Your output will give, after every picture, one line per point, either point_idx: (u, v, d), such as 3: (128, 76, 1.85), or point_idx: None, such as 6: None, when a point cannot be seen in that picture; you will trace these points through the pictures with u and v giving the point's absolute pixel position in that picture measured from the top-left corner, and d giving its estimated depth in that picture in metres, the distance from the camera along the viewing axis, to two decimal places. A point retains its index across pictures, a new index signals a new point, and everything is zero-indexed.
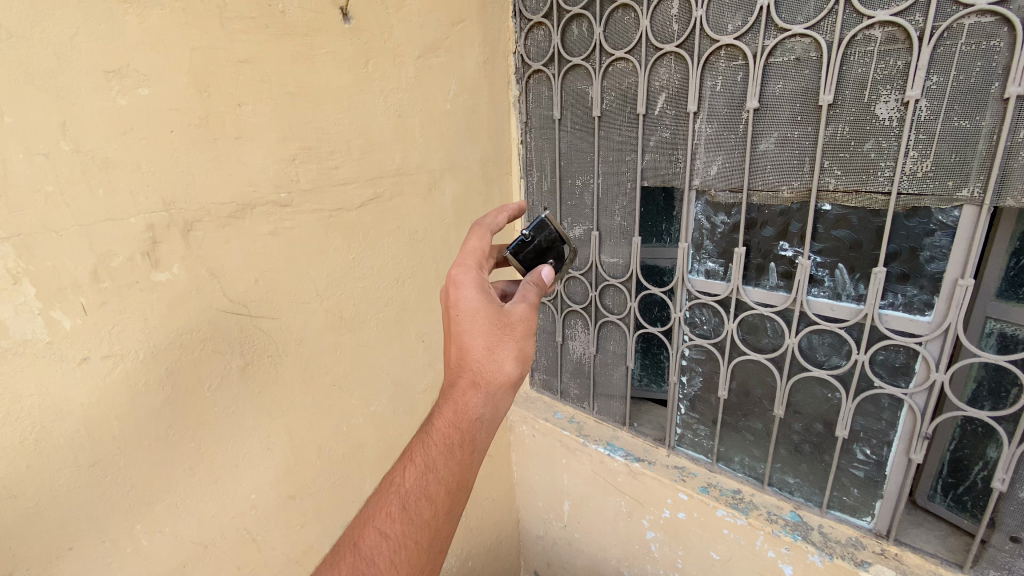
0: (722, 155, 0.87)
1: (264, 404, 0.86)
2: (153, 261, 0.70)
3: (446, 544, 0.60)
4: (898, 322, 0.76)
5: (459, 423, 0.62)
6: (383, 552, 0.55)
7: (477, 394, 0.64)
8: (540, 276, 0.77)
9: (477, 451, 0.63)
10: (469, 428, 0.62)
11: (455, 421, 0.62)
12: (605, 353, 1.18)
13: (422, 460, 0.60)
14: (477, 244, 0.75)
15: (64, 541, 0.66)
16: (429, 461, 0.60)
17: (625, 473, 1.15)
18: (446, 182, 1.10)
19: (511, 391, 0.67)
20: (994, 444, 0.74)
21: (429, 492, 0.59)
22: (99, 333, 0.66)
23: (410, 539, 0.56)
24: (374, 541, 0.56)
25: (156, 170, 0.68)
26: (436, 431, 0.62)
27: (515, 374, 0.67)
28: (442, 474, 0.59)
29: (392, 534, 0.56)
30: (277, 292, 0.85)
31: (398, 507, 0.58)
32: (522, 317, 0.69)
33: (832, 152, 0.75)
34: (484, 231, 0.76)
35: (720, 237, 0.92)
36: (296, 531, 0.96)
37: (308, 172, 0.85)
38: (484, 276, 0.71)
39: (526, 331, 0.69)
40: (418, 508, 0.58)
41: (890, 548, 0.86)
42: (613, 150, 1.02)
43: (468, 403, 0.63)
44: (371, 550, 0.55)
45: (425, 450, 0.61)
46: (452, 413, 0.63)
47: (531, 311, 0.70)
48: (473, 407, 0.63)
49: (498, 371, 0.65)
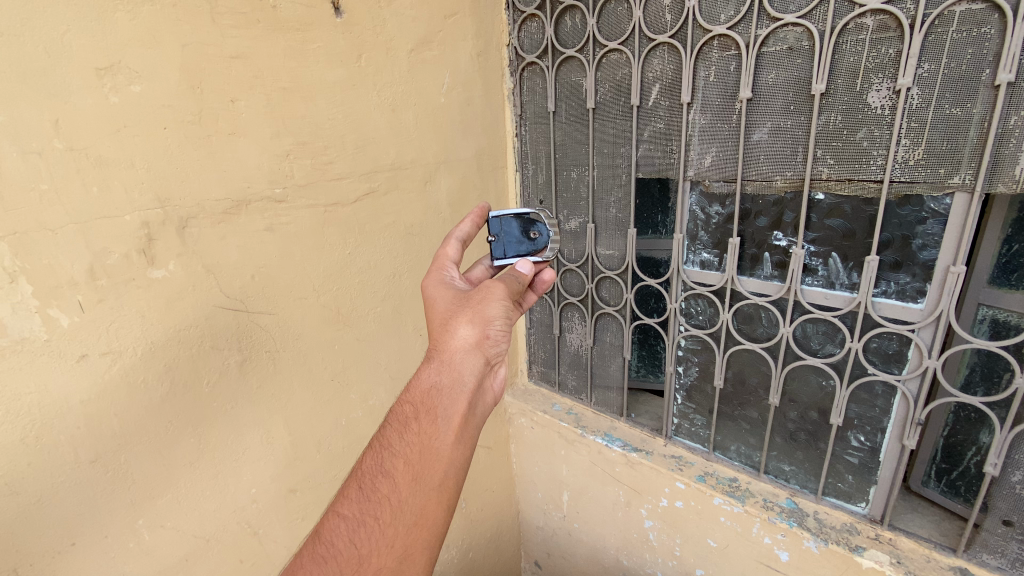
0: (716, 145, 0.87)
1: (263, 399, 0.87)
2: (149, 258, 0.70)
3: (419, 516, 0.58)
4: (891, 309, 0.77)
5: (413, 397, 0.64)
6: (341, 534, 0.57)
7: (432, 366, 0.66)
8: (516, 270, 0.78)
9: (438, 418, 0.63)
10: (426, 402, 0.63)
11: (411, 398, 0.64)
12: (601, 344, 1.19)
13: (379, 441, 0.63)
14: (445, 252, 0.80)
15: (67, 537, 0.67)
16: (385, 442, 0.62)
17: (622, 463, 1.16)
18: (441, 176, 1.10)
19: (473, 354, 0.67)
20: (986, 429, 0.75)
21: (385, 470, 0.60)
22: (98, 331, 0.67)
23: (367, 515, 0.57)
24: (334, 523, 0.58)
25: (150, 167, 0.68)
26: (392, 418, 0.65)
27: (471, 339, 0.67)
28: (397, 448, 0.61)
29: (349, 513, 0.58)
30: (274, 288, 0.85)
31: (356, 488, 0.60)
32: (483, 286, 0.70)
33: (825, 142, 0.76)
34: (451, 239, 0.81)
35: (714, 228, 0.92)
36: (296, 524, 0.97)
37: (302, 167, 0.85)
38: (451, 277, 0.77)
39: (486, 297, 0.69)
40: (375, 486, 0.59)
41: (884, 533, 0.86)
42: (607, 142, 1.02)
43: (423, 373, 0.66)
44: (330, 531, 0.57)
45: (383, 434, 0.63)
46: (409, 391, 0.65)
47: (498, 283, 0.71)
48: (427, 380, 0.65)
49: (449, 338, 0.67)
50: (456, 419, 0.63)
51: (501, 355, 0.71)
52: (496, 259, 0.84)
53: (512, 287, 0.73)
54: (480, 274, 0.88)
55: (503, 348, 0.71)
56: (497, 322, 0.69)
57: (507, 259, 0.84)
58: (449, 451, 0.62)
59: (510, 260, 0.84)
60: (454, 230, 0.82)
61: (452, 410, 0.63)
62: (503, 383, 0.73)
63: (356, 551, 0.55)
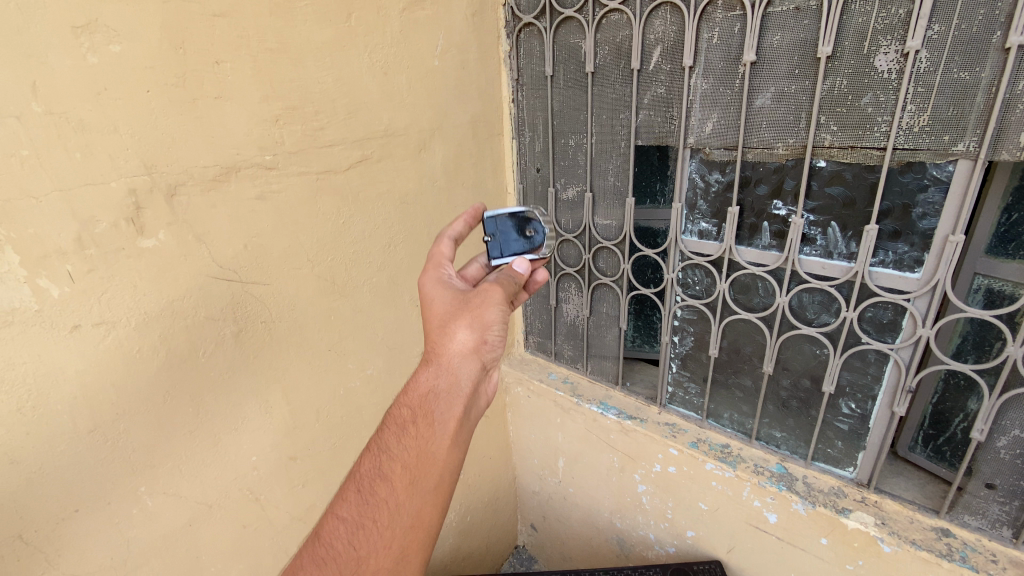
0: (718, 112, 0.85)
1: (260, 369, 0.86)
2: (138, 227, 0.68)
3: (415, 518, 0.60)
4: (888, 279, 0.77)
5: (411, 401, 0.64)
6: (341, 536, 0.59)
7: (429, 370, 0.66)
8: (514, 270, 0.77)
9: (435, 422, 0.63)
10: (422, 406, 0.64)
11: (408, 402, 0.65)
12: (598, 314, 1.19)
13: (377, 445, 0.63)
14: (440, 251, 0.80)
15: (71, 503, 0.68)
16: (382, 446, 0.63)
17: (617, 430, 1.18)
18: (435, 143, 1.07)
19: (471, 358, 0.66)
20: (975, 396, 0.76)
21: (383, 474, 0.60)
22: (89, 301, 0.66)
23: (366, 519, 0.59)
24: (333, 526, 0.60)
25: (135, 133, 0.66)
26: (389, 421, 0.65)
27: (468, 343, 0.67)
28: (395, 453, 0.61)
29: (348, 517, 0.60)
30: (267, 258, 0.84)
31: (355, 490, 0.61)
32: (482, 290, 0.69)
33: (829, 107, 0.74)
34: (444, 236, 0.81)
35: (714, 197, 0.91)
36: (297, 490, 0.97)
37: (292, 133, 0.83)
38: (447, 277, 0.76)
39: (485, 301, 0.69)
40: (373, 490, 0.60)
41: (870, 496, 0.88)
42: (606, 109, 1.00)
43: (421, 377, 0.66)
44: (330, 534, 0.59)
45: (381, 437, 0.64)
46: (406, 394, 0.66)
47: (496, 286, 0.71)
48: (425, 383, 0.65)
49: (447, 344, 0.66)
50: (452, 424, 0.63)
51: (497, 359, 0.71)
52: (494, 258, 0.84)
53: (509, 288, 0.72)
54: (477, 272, 0.87)
55: (500, 352, 0.70)
56: (495, 328, 0.68)
57: (503, 261, 0.84)
58: (444, 453, 0.62)
59: (506, 259, 0.84)
60: (447, 230, 0.82)
61: (448, 413, 0.64)
62: (496, 386, 0.73)
63: (355, 553, 0.57)
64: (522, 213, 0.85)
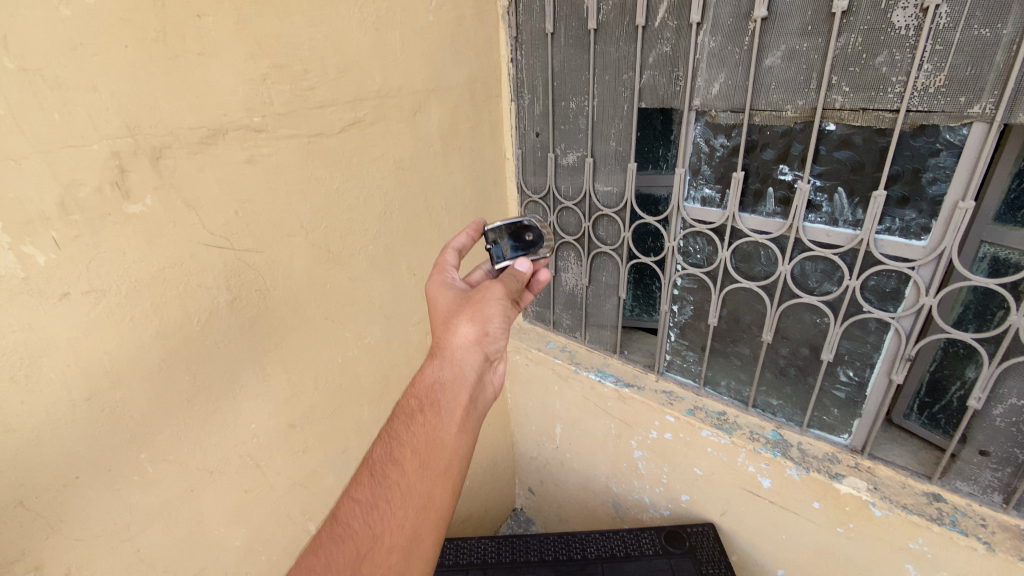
0: (725, 72, 0.82)
1: (256, 337, 0.85)
2: (124, 191, 0.66)
3: (427, 499, 0.59)
4: (893, 247, 0.75)
5: (418, 391, 0.65)
6: (356, 516, 0.58)
7: (435, 362, 0.68)
8: (516, 270, 0.79)
9: (442, 410, 0.64)
10: (429, 395, 0.65)
11: (415, 392, 0.66)
12: (597, 284, 1.18)
13: (387, 432, 0.63)
14: (445, 257, 0.82)
15: (71, 470, 0.68)
16: (392, 434, 0.63)
17: (614, 398, 1.19)
18: (431, 105, 1.03)
19: (474, 350, 0.68)
20: (973, 364, 0.76)
21: (394, 458, 0.60)
22: (77, 268, 0.64)
23: (379, 499, 0.58)
24: (348, 507, 0.59)
25: (115, 92, 0.63)
26: (397, 411, 0.65)
27: (471, 336, 0.68)
28: (405, 438, 0.61)
29: (362, 498, 0.59)
30: (259, 224, 0.81)
31: (368, 474, 0.60)
32: (483, 288, 0.72)
33: (841, 67, 0.71)
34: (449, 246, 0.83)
35: (718, 162, 0.89)
36: (298, 456, 0.97)
37: (281, 93, 0.79)
38: (452, 280, 0.78)
39: (487, 297, 0.71)
40: (385, 474, 0.60)
41: (864, 461, 0.89)
42: (609, 69, 0.96)
43: (427, 370, 0.67)
44: (345, 514, 0.58)
45: (390, 426, 0.64)
46: (413, 386, 0.67)
47: (498, 283, 0.72)
48: (430, 375, 0.66)
49: (451, 337, 0.68)
50: (458, 412, 0.65)
51: (501, 352, 0.73)
52: (496, 263, 0.83)
53: (512, 286, 0.74)
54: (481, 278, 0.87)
55: (503, 345, 0.72)
56: (497, 322, 0.70)
57: (508, 264, 0.83)
58: (452, 439, 0.63)
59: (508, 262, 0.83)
60: (450, 242, 0.84)
61: (453, 402, 0.65)
62: (502, 378, 0.74)
63: (370, 532, 0.56)
64: (518, 221, 0.85)
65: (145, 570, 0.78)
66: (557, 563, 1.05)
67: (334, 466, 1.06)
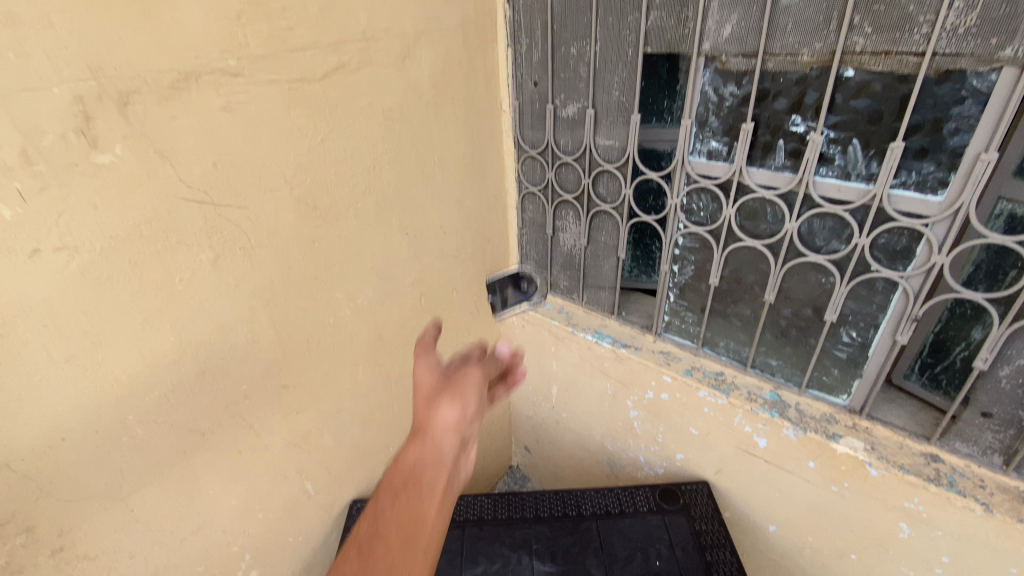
0: (738, 12, 0.76)
1: (243, 296, 0.81)
2: (91, 140, 0.61)
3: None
4: (907, 203, 0.72)
5: (399, 469, 0.60)
6: None
7: (416, 444, 0.62)
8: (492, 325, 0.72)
9: (425, 491, 0.59)
10: (410, 479, 0.59)
11: (394, 477, 0.60)
12: (596, 244, 1.14)
13: (369, 513, 0.58)
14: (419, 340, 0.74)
15: (56, 432, 0.66)
16: (374, 517, 0.57)
17: (611, 358, 1.18)
18: (422, 49, 0.96)
19: (457, 431, 0.63)
20: (981, 325, 0.74)
21: (377, 536, 0.55)
22: (46, 223, 0.60)
23: None
24: None
25: (72, 28, 0.57)
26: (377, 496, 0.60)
27: (454, 419, 0.63)
28: (387, 520, 0.57)
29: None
30: (240, 178, 0.76)
31: (353, 549, 0.55)
32: (463, 379, 0.68)
33: (865, 5, 0.65)
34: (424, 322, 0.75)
35: (726, 113, 0.84)
36: (293, 417, 0.96)
37: (257, 33, 0.73)
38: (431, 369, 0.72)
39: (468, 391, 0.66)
40: (367, 554, 0.55)
41: (862, 422, 0.89)
42: (613, 10, 0.89)
43: (407, 453, 0.61)
44: None
45: (372, 506, 0.58)
46: (391, 472, 0.60)
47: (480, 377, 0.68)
48: (410, 457, 0.61)
49: (433, 424, 0.63)
50: (441, 494, 0.59)
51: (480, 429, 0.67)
52: None
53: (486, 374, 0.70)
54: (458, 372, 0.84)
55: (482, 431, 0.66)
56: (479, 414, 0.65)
57: None
58: (436, 516, 0.58)
59: None
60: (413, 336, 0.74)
61: (435, 484, 0.59)
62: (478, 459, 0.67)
63: None
64: None
65: (141, 529, 0.78)
66: (552, 520, 1.06)
67: (331, 427, 1.04)
